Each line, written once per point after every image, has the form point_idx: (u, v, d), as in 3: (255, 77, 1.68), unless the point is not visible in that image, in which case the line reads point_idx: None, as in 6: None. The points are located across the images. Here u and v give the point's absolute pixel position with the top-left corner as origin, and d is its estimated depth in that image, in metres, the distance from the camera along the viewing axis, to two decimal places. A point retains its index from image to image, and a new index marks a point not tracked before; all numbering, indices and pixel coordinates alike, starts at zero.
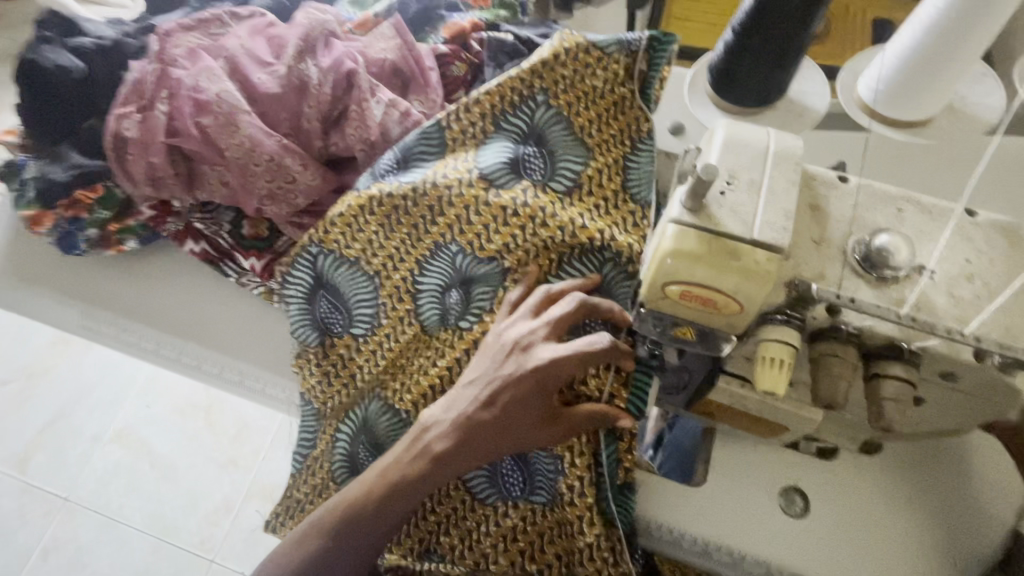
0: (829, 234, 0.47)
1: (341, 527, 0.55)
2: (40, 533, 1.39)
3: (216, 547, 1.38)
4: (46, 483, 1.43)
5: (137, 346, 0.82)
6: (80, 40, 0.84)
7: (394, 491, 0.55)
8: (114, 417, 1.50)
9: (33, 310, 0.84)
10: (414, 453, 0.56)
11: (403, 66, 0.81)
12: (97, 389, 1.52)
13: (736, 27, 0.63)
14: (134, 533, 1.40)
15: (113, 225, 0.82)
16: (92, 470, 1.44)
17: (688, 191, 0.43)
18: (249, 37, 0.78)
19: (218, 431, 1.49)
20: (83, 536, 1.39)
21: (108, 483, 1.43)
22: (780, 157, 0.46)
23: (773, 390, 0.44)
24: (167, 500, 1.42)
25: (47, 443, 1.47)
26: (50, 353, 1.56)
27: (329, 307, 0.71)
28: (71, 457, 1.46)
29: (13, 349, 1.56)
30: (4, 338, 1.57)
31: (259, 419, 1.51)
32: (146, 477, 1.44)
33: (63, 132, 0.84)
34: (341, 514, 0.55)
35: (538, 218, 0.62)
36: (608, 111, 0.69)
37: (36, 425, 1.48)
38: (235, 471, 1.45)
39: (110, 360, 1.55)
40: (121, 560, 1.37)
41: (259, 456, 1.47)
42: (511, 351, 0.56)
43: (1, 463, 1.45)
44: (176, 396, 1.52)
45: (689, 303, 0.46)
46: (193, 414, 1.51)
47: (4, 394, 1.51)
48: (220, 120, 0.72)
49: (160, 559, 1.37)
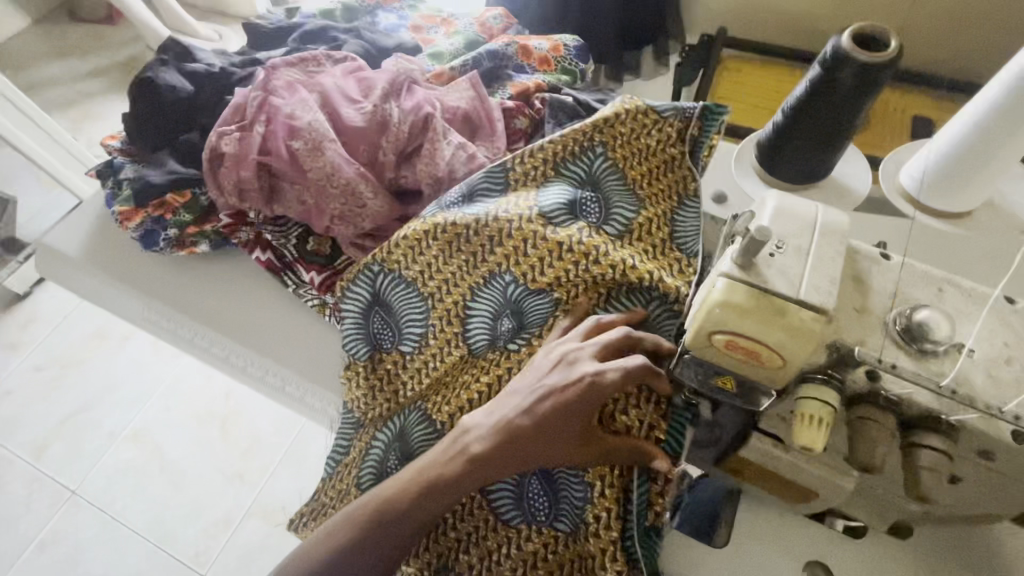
0: (870, 304, 0.50)
1: (372, 521, 0.57)
2: (44, 523, 1.50)
3: (210, 561, 1.46)
4: (59, 473, 1.56)
5: (194, 342, 0.91)
6: (194, 67, 0.94)
7: (427, 490, 0.56)
8: (135, 417, 1.63)
9: (112, 301, 0.95)
10: (451, 453, 0.57)
11: (473, 115, 0.89)
12: (126, 386, 1.68)
13: (788, 109, 0.72)
14: (132, 535, 1.48)
15: (191, 229, 0.90)
16: (107, 466, 1.56)
17: (739, 249, 0.47)
18: (343, 77, 0.88)
19: (232, 443, 1.60)
20: (85, 532, 1.49)
21: (118, 481, 1.55)
22: (827, 229, 0.50)
23: (811, 447, 0.46)
24: (170, 505, 1.52)
25: (68, 433, 1.61)
26: (87, 346, 1.74)
27: (383, 324, 0.76)
28: (88, 449, 1.59)
29: (54, 338, 1.76)
30: (48, 326, 1.77)
31: (272, 437, 1.61)
32: (154, 480, 1.55)
33: (162, 142, 0.93)
34: (375, 508, 0.57)
35: (591, 256, 0.66)
36: (659, 169, 0.75)
37: (61, 415, 1.64)
38: (242, 484, 1.54)
39: (140, 363, 1.72)
40: (118, 560, 1.46)
41: (267, 472, 1.56)
42: (557, 364, 0.58)
43: (25, 447, 1.59)
44: (197, 403, 1.66)
45: (733, 354, 0.49)
46: (211, 423, 1.63)
47: (39, 379, 1.69)
48: (309, 146, 0.79)
49: (154, 565, 1.45)
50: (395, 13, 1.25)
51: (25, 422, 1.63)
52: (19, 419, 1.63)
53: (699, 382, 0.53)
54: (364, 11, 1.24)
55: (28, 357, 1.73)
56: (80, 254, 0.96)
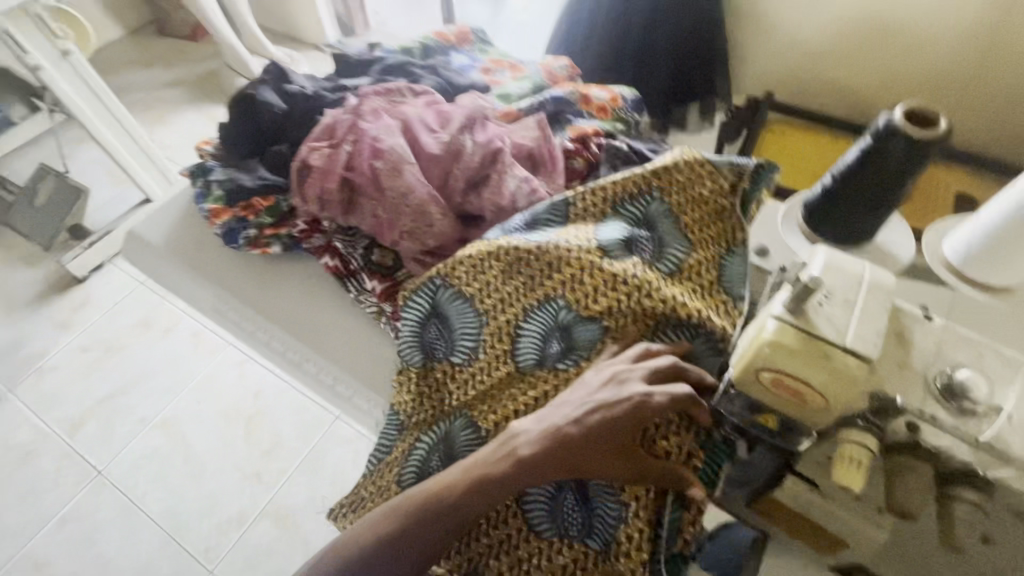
0: (912, 360, 0.53)
1: (419, 513, 0.61)
2: (68, 500, 1.56)
3: (218, 558, 1.48)
4: (88, 452, 1.63)
5: (256, 335, 0.98)
6: (291, 88, 1.05)
7: (474, 488, 0.60)
8: (166, 406, 1.71)
9: (187, 289, 1.04)
10: (498, 455, 0.61)
11: (537, 153, 0.96)
12: (160, 374, 1.76)
13: (836, 174, 0.78)
14: (148, 522, 1.53)
15: (269, 230, 0.98)
16: (133, 450, 1.63)
17: (790, 295, 0.52)
18: (424, 108, 0.97)
19: (254, 442, 1.65)
20: (104, 513, 1.54)
21: (142, 467, 1.61)
22: (873, 286, 0.54)
23: (849, 486, 0.50)
24: (188, 497, 1.56)
25: (101, 414, 1.69)
26: (129, 333, 1.84)
27: (438, 334, 0.81)
28: (119, 433, 1.66)
29: (103, 322, 1.87)
30: (99, 310, 1.89)
31: (294, 440, 1.66)
32: (177, 469, 1.60)
33: (255, 151, 1.04)
34: (423, 502, 0.61)
35: (644, 289, 0.70)
36: (710, 215, 0.79)
37: (100, 395, 1.72)
38: (258, 485, 1.58)
39: (178, 355, 1.80)
40: (130, 546, 1.50)
41: (284, 475, 1.60)
42: (608, 381, 0.63)
43: (60, 423, 1.67)
44: (228, 399, 1.72)
45: (778, 391, 0.52)
46: (238, 420, 1.69)
47: (85, 359, 1.79)
48: (389, 166, 0.87)
49: (164, 555, 1.48)
50: (466, 55, 1.35)
51: (65, 399, 1.72)
52: (58, 395, 1.72)
53: (742, 417, 0.57)
54: (439, 51, 1.35)
55: (78, 338, 1.83)
56: (164, 242, 1.05)
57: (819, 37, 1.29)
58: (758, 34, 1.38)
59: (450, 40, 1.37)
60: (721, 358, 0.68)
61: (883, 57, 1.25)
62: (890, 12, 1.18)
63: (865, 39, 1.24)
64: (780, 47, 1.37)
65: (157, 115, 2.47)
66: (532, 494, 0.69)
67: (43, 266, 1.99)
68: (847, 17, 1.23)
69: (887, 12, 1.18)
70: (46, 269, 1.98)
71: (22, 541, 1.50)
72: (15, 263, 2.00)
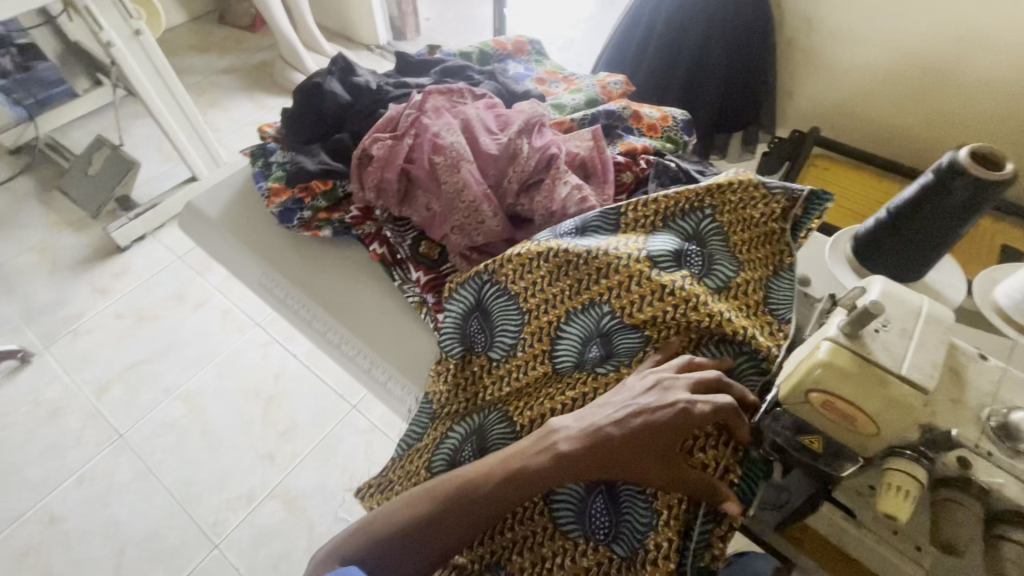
0: (967, 398, 0.53)
1: (456, 496, 0.62)
2: (87, 460, 1.60)
3: (224, 534, 1.50)
4: (113, 415, 1.67)
5: (298, 313, 1.00)
6: (357, 81, 1.09)
7: (512, 477, 0.62)
8: (191, 378, 1.75)
9: (235, 263, 1.07)
10: (539, 447, 0.63)
11: (589, 163, 0.98)
12: (189, 347, 1.82)
13: (891, 209, 0.77)
14: (162, 489, 1.56)
15: (323, 215, 1.02)
16: (155, 418, 1.68)
17: (849, 319, 0.52)
18: (484, 110, 1.00)
19: (271, 423, 1.68)
20: (120, 476, 1.57)
21: (162, 435, 1.65)
22: (932, 319, 0.54)
23: (895, 515, 0.49)
24: (203, 469, 1.59)
25: (128, 379, 1.74)
26: (163, 304, 1.90)
27: (479, 327, 0.83)
28: (143, 399, 1.71)
29: (139, 292, 1.93)
30: (138, 279, 1.96)
31: (309, 425, 1.68)
32: (195, 441, 1.64)
33: (316, 138, 1.08)
34: (459, 486, 0.63)
35: (691, 303, 0.71)
36: (759, 239, 0.81)
37: (129, 361, 1.78)
38: (271, 466, 1.61)
39: (206, 330, 1.85)
40: (143, 511, 1.53)
41: (297, 459, 1.62)
42: (652, 387, 0.64)
43: (89, 384, 1.73)
44: (250, 378, 1.76)
45: (828, 412, 0.53)
46: (258, 399, 1.72)
47: (119, 324, 1.85)
48: (448, 162, 0.90)
49: (173, 524, 1.51)
50: (522, 65, 1.38)
51: (97, 361, 1.77)
52: (90, 356, 1.78)
53: (785, 438, 0.56)
54: (496, 58, 1.37)
55: (114, 304, 1.90)
56: (220, 216, 1.10)
57: (868, 78, 1.31)
58: (808, 68, 1.39)
59: (507, 48, 1.39)
60: (763, 379, 0.69)
61: (928, 105, 1.25)
62: (942, 61, 1.18)
63: (914, 85, 1.25)
64: (828, 83, 1.38)
65: (210, 99, 2.57)
66: (561, 494, 0.71)
67: (88, 231, 2.07)
68: (900, 62, 1.24)
69: (941, 62, 1.19)
70: (91, 235, 2.06)
71: (40, 494, 1.54)
72: (62, 226, 2.08)
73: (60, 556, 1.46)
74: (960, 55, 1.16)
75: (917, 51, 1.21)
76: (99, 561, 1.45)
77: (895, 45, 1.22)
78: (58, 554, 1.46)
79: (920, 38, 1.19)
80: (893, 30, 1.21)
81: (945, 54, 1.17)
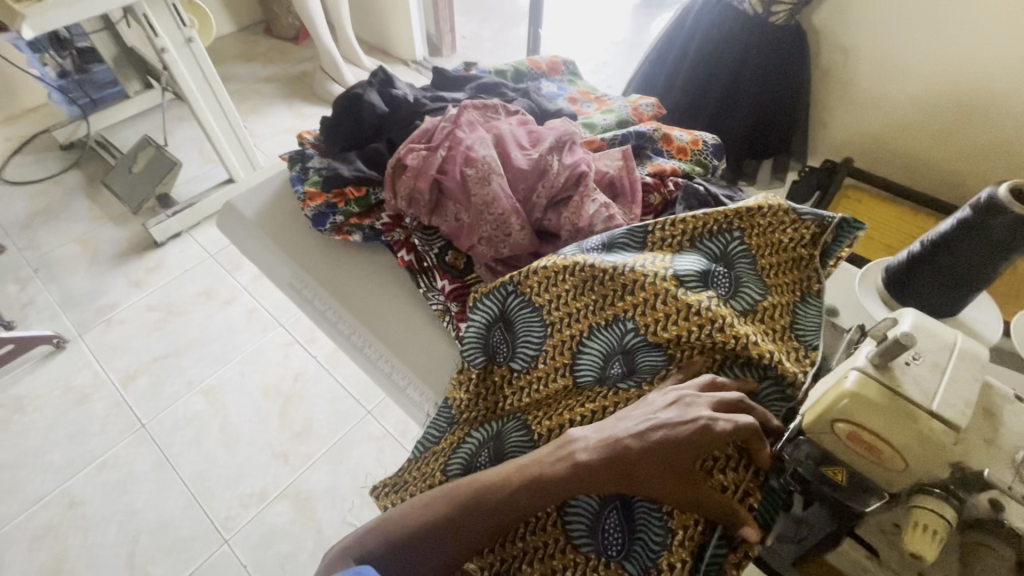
0: (1001, 438, 0.51)
1: (470, 501, 0.62)
2: (109, 447, 1.64)
3: (234, 530, 1.52)
4: (137, 405, 1.72)
5: (325, 315, 1.02)
6: (396, 93, 1.12)
7: (529, 484, 0.62)
8: (214, 373, 1.80)
9: (268, 264, 1.10)
10: (557, 456, 0.63)
11: (618, 181, 0.99)
12: (214, 342, 1.86)
13: (926, 243, 0.76)
14: (178, 481, 1.59)
15: (354, 220, 1.05)
16: (176, 410, 1.72)
17: (877, 350, 0.51)
18: (517, 126, 1.01)
19: (288, 422, 1.71)
20: (139, 465, 1.61)
21: (182, 427, 1.69)
22: (966, 355, 0.53)
23: (921, 555, 0.48)
24: (219, 464, 1.62)
25: (154, 370, 1.80)
26: (193, 300, 1.96)
27: (501, 338, 0.84)
28: (167, 391, 1.75)
29: (171, 286, 2.00)
30: (170, 274, 2.03)
31: (324, 427, 1.70)
32: (213, 434, 1.67)
33: (352, 146, 1.11)
34: (475, 491, 0.63)
35: (717, 323, 0.71)
36: (787, 264, 0.81)
37: (156, 353, 1.83)
38: (284, 465, 1.63)
39: (232, 327, 1.90)
40: (158, 501, 1.56)
41: (310, 460, 1.64)
42: (673, 403, 0.64)
43: (117, 373, 1.79)
44: (270, 376, 1.80)
45: (854, 444, 0.52)
46: (276, 398, 1.75)
47: (150, 317, 1.92)
48: (479, 174, 0.92)
49: (186, 516, 1.53)
50: (555, 84, 1.41)
51: (126, 351, 1.83)
52: (120, 346, 1.85)
53: (809, 469, 0.55)
54: (531, 77, 1.40)
55: (147, 297, 1.97)
56: (256, 216, 1.14)
57: (904, 110, 1.29)
58: (842, 99, 1.39)
59: (541, 67, 1.42)
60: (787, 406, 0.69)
61: (964, 140, 1.23)
62: (978, 96, 1.17)
63: (950, 119, 1.23)
64: (862, 114, 1.37)
65: (251, 105, 2.67)
66: (575, 507, 0.70)
67: (128, 226, 2.16)
68: (937, 95, 1.23)
69: (979, 96, 1.17)
70: (131, 230, 2.15)
71: (63, 477, 1.59)
72: (104, 220, 2.17)
73: (77, 540, 1.49)
74: (999, 89, 1.14)
75: (956, 84, 1.19)
76: (113, 547, 1.49)
77: (933, 78, 1.21)
78: (75, 538, 1.50)
79: (958, 71, 1.17)
80: (932, 62, 1.20)
81: (985, 89, 1.16)
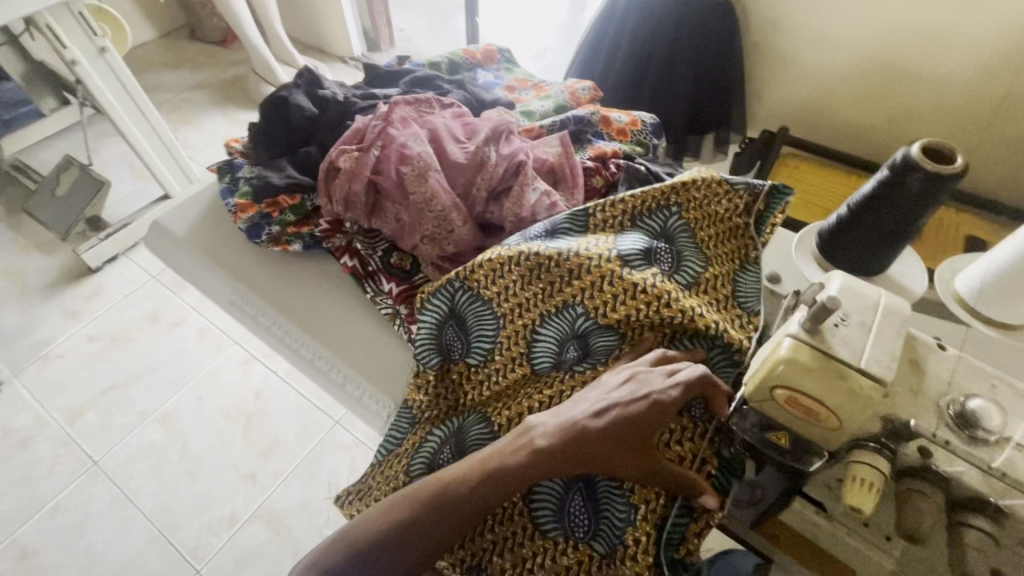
0: (926, 386, 0.55)
1: (433, 500, 0.61)
2: (60, 489, 1.55)
3: (206, 559, 1.46)
4: (86, 441, 1.62)
5: (270, 330, 0.99)
6: (324, 94, 1.08)
7: (488, 477, 0.61)
8: (167, 400, 1.71)
9: (205, 282, 1.05)
10: (517, 445, 0.63)
11: (559, 168, 0.98)
12: (165, 368, 1.77)
13: (853, 205, 0.79)
14: (139, 515, 1.52)
15: (291, 229, 1.02)
16: (130, 442, 1.63)
17: (808, 315, 0.52)
18: (451, 119, 0.99)
19: (253, 441, 1.65)
20: (94, 505, 1.53)
21: (138, 460, 1.60)
22: (889, 311, 0.55)
23: (859, 507, 0.51)
24: (182, 493, 1.55)
25: (101, 404, 1.69)
26: (137, 325, 1.86)
27: (454, 334, 0.82)
28: (118, 424, 1.66)
29: (112, 313, 1.88)
30: (110, 301, 1.91)
31: (292, 443, 1.65)
32: (173, 464, 1.60)
33: (282, 152, 1.07)
34: (438, 487, 0.61)
35: (663, 299, 0.72)
36: (724, 235, 0.83)
37: (101, 386, 1.73)
38: (252, 486, 1.57)
39: (182, 350, 1.81)
40: (120, 540, 1.48)
41: (279, 477, 1.59)
42: (626, 381, 0.64)
43: (59, 411, 1.68)
44: (229, 397, 1.73)
45: (792, 410, 0.54)
46: (238, 419, 1.69)
47: (91, 348, 1.80)
48: (415, 172, 0.89)
49: (153, 551, 1.47)
50: (492, 73, 1.39)
51: (68, 387, 1.72)
52: (61, 382, 1.73)
53: (755, 435, 0.58)
54: (466, 67, 1.37)
55: (85, 328, 1.85)
56: (186, 232, 1.08)
57: (828, 77, 1.34)
58: (772, 70, 1.42)
59: (476, 57, 1.39)
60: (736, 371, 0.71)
61: (887, 102, 1.29)
62: (896, 59, 1.23)
63: (872, 83, 1.29)
64: (792, 86, 1.41)
65: (181, 114, 2.53)
66: (540, 493, 0.71)
67: (57, 254, 2.02)
68: (858, 60, 1.28)
69: (902, 59, 1.22)
70: (61, 257, 2.01)
71: (12, 527, 1.49)
72: (30, 249, 2.03)
73: None
74: (914, 51, 1.20)
75: (875, 49, 1.24)
76: None
77: (855, 43, 1.26)
78: None
79: (876, 36, 1.22)
80: (855, 31, 1.24)
81: (904, 53, 1.21)
